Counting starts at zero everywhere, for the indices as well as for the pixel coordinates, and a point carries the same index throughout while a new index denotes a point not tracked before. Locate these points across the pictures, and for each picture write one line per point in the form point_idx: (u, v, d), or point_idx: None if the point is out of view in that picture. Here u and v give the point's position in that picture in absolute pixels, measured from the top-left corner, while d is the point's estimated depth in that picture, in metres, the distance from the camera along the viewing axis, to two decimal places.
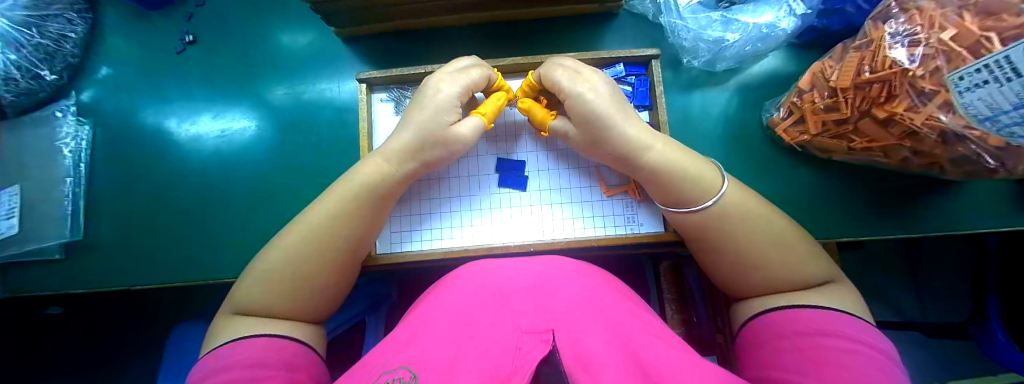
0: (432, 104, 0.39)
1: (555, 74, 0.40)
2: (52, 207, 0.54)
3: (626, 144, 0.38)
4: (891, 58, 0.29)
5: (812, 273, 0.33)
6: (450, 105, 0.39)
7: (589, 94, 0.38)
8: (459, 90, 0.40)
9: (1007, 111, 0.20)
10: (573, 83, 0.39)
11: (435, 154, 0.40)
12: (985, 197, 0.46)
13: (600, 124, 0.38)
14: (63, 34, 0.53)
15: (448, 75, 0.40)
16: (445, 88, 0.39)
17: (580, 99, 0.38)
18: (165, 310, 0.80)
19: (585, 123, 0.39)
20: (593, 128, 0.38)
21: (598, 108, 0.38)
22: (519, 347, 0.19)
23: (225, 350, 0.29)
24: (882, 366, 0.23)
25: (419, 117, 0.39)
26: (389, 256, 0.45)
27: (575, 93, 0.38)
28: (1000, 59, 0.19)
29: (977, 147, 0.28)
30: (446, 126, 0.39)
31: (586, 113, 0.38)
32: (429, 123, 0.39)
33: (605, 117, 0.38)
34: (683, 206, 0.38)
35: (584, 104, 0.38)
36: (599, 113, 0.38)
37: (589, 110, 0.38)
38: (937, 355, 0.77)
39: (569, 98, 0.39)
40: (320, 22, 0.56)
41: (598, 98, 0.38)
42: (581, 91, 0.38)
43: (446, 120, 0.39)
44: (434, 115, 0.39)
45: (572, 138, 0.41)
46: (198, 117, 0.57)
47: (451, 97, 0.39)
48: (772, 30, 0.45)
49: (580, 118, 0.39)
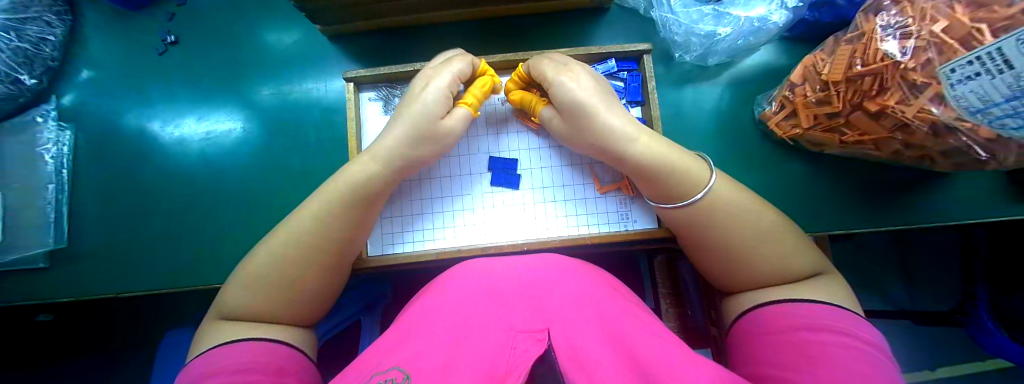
0: (421, 99, 0.38)
1: (541, 66, 0.40)
2: (35, 214, 0.53)
3: (608, 135, 0.37)
4: (883, 51, 0.29)
5: (802, 266, 0.33)
6: (440, 97, 0.39)
7: (572, 84, 0.38)
8: (448, 82, 0.39)
9: (999, 103, 0.20)
10: (556, 73, 0.39)
11: (427, 150, 0.40)
12: (977, 188, 0.46)
13: (581, 114, 0.38)
14: (42, 37, 0.51)
15: (435, 69, 0.41)
16: (434, 82, 0.39)
17: (563, 89, 0.38)
18: (152, 316, 0.78)
19: (568, 113, 0.39)
20: (575, 117, 0.38)
21: (581, 97, 0.37)
22: (513, 347, 0.19)
23: (213, 355, 0.28)
24: (876, 361, 0.23)
25: (409, 112, 0.39)
26: (381, 258, 0.45)
27: (558, 82, 0.38)
28: (992, 51, 0.19)
29: (968, 139, 0.28)
30: (436, 118, 0.39)
31: (569, 103, 0.38)
32: (419, 115, 0.38)
33: (587, 108, 0.37)
34: (674, 201, 0.38)
35: (566, 94, 0.38)
36: (580, 103, 0.37)
37: (571, 100, 0.38)
38: (927, 345, 0.78)
39: (552, 87, 0.39)
40: (306, 20, 0.55)
41: (581, 87, 0.38)
42: (564, 81, 0.38)
43: (437, 112, 0.39)
44: (423, 108, 0.38)
45: (556, 130, 0.41)
46: (182, 120, 0.56)
47: (441, 89, 0.39)
48: (764, 24, 0.45)
49: (564, 108, 0.39)
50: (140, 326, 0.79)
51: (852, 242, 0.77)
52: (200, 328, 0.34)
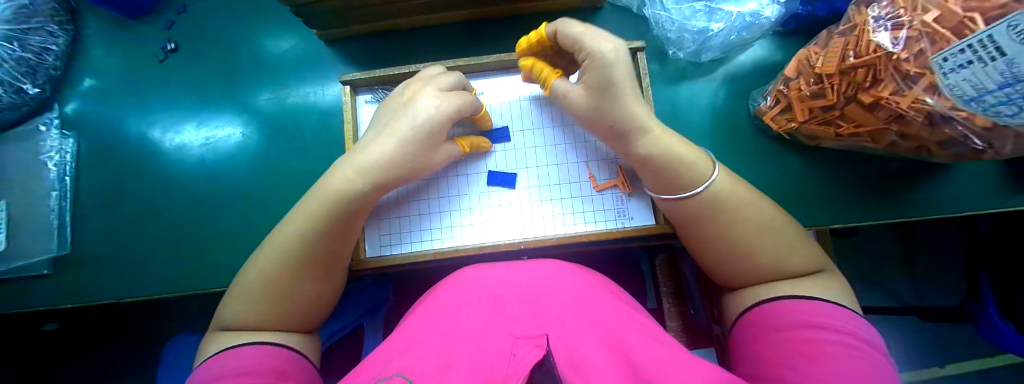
0: (417, 123, 0.37)
1: (579, 28, 0.37)
2: (38, 222, 0.53)
3: (629, 115, 0.37)
4: (876, 43, 0.29)
5: (799, 261, 0.33)
6: (438, 131, 0.38)
7: (612, 53, 0.35)
8: (452, 113, 0.38)
9: (992, 90, 0.20)
10: (596, 39, 0.36)
11: (414, 163, 0.38)
12: (978, 180, 0.46)
13: (611, 88, 0.36)
14: (45, 47, 0.52)
15: (445, 95, 0.39)
16: (437, 109, 0.37)
17: (602, 58, 0.35)
18: (158, 322, 0.79)
19: (596, 85, 0.37)
20: (602, 93, 0.37)
21: (615, 71, 0.35)
22: (513, 353, 0.19)
23: (218, 361, 0.29)
24: (871, 359, 0.23)
25: (403, 128, 0.37)
26: (379, 259, 0.45)
27: (598, 51, 0.35)
28: (983, 39, 0.19)
29: (964, 128, 0.28)
30: (431, 150, 0.39)
31: (603, 76, 0.36)
32: (412, 144, 0.37)
33: (619, 82, 0.36)
34: (676, 192, 0.37)
35: (604, 65, 0.36)
36: (616, 77, 0.36)
37: (605, 73, 0.36)
38: (932, 342, 0.77)
39: (589, 53, 0.36)
40: (302, 26, 0.56)
41: (620, 59, 0.36)
42: (604, 49, 0.35)
43: (432, 144, 0.39)
44: (418, 136, 0.37)
45: (572, 101, 0.40)
46: (182, 127, 0.57)
47: (440, 122, 0.38)
48: (757, 18, 0.45)
49: (592, 79, 0.37)
50: (144, 333, 0.79)
51: (853, 237, 0.76)
52: (204, 336, 0.34)
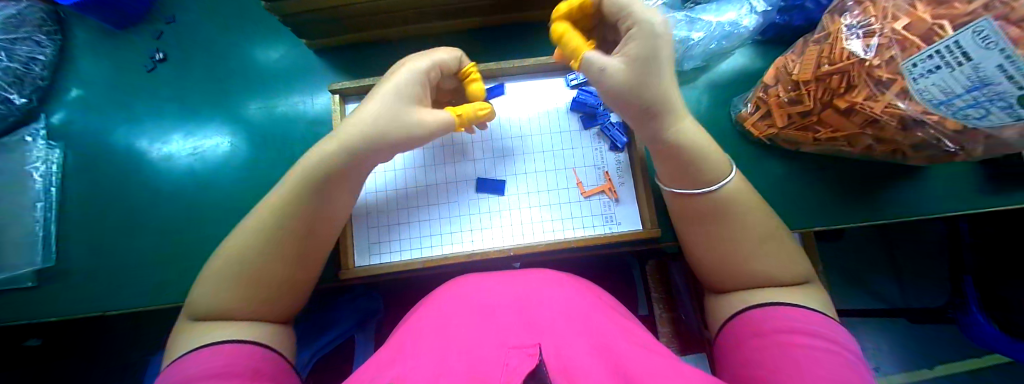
0: (393, 82, 0.37)
1: None
2: (22, 234, 0.53)
3: (670, 100, 0.33)
4: (848, 50, 0.30)
5: (781, 264, 0.34)
6: (412, 86, 0.38)
7: (663, 27, 0.31)
8: (426, 66, 0.39)
9: (960, 94, 0.21)
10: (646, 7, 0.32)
11: (392, 134, 0.36)
12: (954, 182, 0.47)
13: (658, 64, 0.32)
14: (32, 57, 0.52)
15: (419, 57, 0.40)
16: (413, 68, 0.38)
17: (654, 28, 0.31)
18: (145, 337, 0.78)
19: (643, 58, 0.31)
20: (649, 67, 0.32)
21: (664, 47, 0.32)
22: (507, 362, 0.18)
23: (194, 355, 0.29)
24: (847, 363, 0.23)
25: (381, 91, 0.37)
26: (368, 268, 0.45)
27: (649, 18, 0.31)
28: (949, 45, 0.20)
29: (936, 131, 0.29)
30: (408, 108, 0.37)
31: (653, 48, 0.31)
32: (391, 103, 0.36)
33: (665, 59, 0.32)
34: (697, 188, 0.36)
35: (654, 36, 0.31)
36: (663, 53, 0.32)
37: (654, 46, 0.31)
38: (920, 342, 0.79)
39: (639, 21, 0.31)
40: (292, 36, 0.56)
41: (668, 35, 0.32)
42: (656, 20, 0.31)
43: (408, 101, 0.37)
44: (396, 96, 0.37)
45: (610, 75, 0.33)
46: (170, 136, 0.57)
47: (414, 77, 0.38)
48: (735, 27, 0.47)
49: (639, 50, 0.32)
50: (131, 348, 0.78)
51: (839, 240, 0.78)
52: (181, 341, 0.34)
